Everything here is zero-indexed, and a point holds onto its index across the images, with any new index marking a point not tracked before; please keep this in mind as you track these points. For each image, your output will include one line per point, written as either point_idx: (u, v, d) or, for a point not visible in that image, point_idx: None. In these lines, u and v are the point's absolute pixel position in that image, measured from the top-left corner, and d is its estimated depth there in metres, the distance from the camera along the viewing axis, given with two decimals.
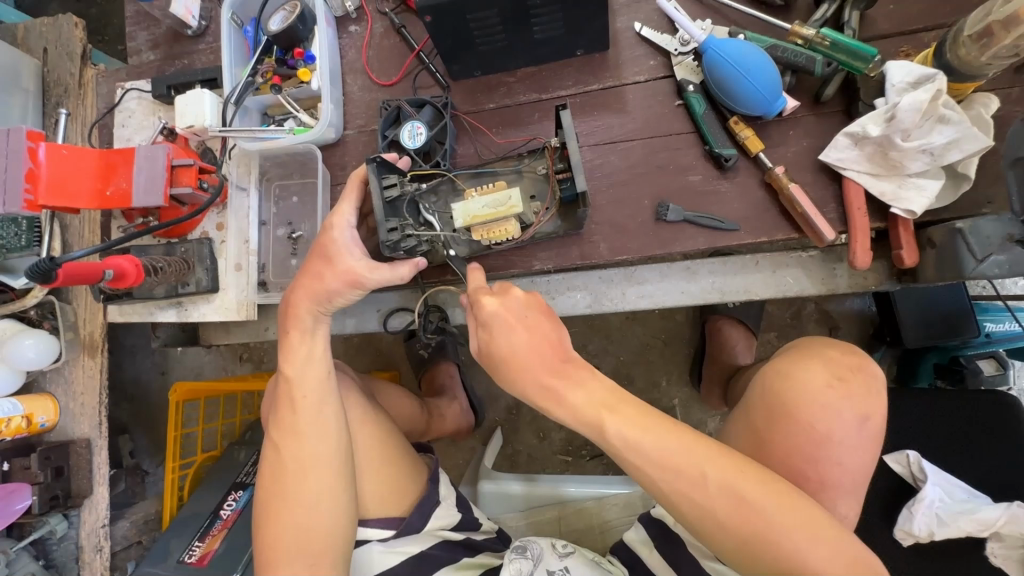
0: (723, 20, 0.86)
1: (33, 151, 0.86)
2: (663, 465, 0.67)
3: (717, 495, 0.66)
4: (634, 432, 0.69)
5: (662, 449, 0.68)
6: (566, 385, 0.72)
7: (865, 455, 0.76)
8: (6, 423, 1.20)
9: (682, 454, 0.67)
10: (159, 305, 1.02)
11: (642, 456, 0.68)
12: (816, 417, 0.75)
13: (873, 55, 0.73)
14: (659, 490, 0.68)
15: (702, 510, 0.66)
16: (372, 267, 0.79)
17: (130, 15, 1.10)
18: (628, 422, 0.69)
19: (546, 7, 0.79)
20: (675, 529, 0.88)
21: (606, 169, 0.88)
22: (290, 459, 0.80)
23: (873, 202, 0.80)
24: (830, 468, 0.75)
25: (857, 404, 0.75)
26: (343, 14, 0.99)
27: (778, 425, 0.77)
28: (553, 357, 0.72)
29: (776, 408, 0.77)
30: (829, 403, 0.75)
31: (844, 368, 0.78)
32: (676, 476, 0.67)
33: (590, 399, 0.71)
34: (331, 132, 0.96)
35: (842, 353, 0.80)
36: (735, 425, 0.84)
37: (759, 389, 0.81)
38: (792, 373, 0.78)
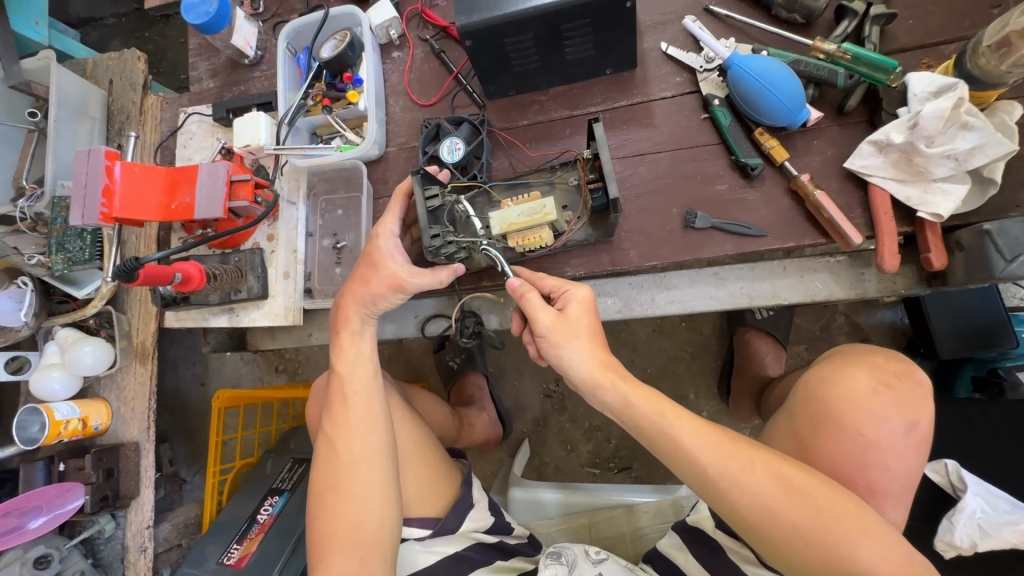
0: (746, 38, 0.90)
1: (110, 169, 0.95)
2: (706, 462, 0.69)
3: (761, 491, 0.67)
4: (679, 429, 0.71)
5: (707, 445, 0.70)
6: (613, 384, 0.75)
7: (913, 462, 0.76)
8: (65, 425, 1.27)
9: (726, 450, 0.69)
10: (212, 311, 1.09)
11: (687, 454, 0.70)
12: (863, 423, 0.76)
13: (894, 67, 0.77)
14: (704, 488, 0.69)
15: (746, 505, 0.67)
16: (415, 272, 0.84)
17: (194, 47, 1.20)
18: (673, 419, 0.72)
19: (578, 29, 0.85)
20: (714, 535, 0.87)
21: (635, 180, 0.92)
22: (343, 452, 0.84)
23: (900, 208, 0.82)
24: (877, 474, 0.75)
25: (905, 410, 0.76)
26: (387, 41, 1.07)
27: (823, 431, 0.78)
28: (598, 359, 0.76)
29: (820, 413, 0.79)
30: (876, 407, 0.76)
31: (890, 374, 0.79)
32: (721, 473, 0.68)
33: (636, 397, 0.73)
34: (374, 149, 1.03)
35: (887, 360, 0.81)
36: (777, 429, 0.85)
37: (803, 395, 0.82)
38: (837, 379, 0.79)
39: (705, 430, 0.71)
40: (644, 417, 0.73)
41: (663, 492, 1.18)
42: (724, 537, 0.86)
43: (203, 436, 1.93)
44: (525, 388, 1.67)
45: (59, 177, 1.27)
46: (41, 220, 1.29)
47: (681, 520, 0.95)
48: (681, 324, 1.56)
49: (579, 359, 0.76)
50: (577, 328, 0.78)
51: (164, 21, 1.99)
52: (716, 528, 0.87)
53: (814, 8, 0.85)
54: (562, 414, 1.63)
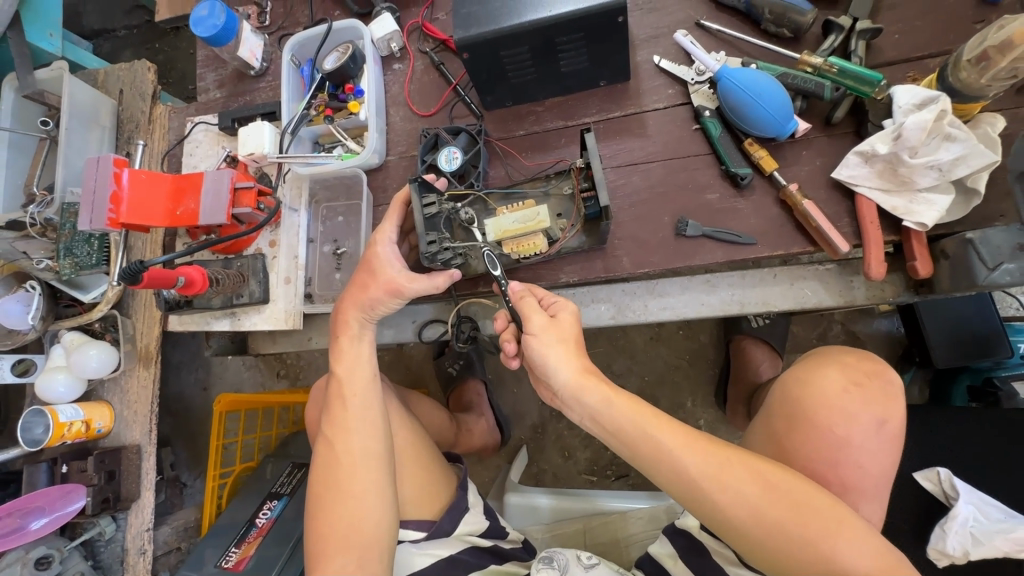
0: (737, 52, 0.93)
1: (118, 176, 0.98)
2: (687, 465, 0.70)
3: (745, 492, 0.68)
4: (659, 434, 0.72)
5: (685, 448, 0.71)
6: (594, 391, 0.76)
7: (886, 460, 0.77)
8: (68, 427, 1.28)
9: (704, 453, 0.70)
10: (215, 315, 1.11)
11: (667, 458, 0.71)
12: (835, 421, 0.76)
13: (879, 80, 0.79)
14: (684, 491, 0.70)
15: (733, 506, 0.68)
16: (411, 278, 0.86)
17: (202, 58, 1.24)
18: (653, 423, 0.73)
19: (572, 43, 0.88)
20: (700, 538, 0.88)
21: (628, 189, 0.94)
22: (340, 453, 0.85)
23: (887, 217, 0.84)
24: (850, 471, 0.76)
25: (876, 409, 0.77)
26: (388, 53, 1.10)
27: (796, 430, 0.79)
28: (578, 365, 0.78)
29: (794, 413, 0.80)
30: (849, 407, 0.77)
31: (860, 373, 0.80)
32: (701, 475, 0.69)
33: (617, 404, 0.75)
34: (375, 157, 1.06)
35: (858, 359, 0.82)
36: (755, 430, 0.87)
37: (779, 396, 0.83)
38: (810, 379, 0.80)
39: (684, 434, 0.72)
40: (625, 422, 0.74)
41: (657, 498, 1.19)
42: (709, 538, 0.87)
43: (204, 440, 1.94)
44: (523, 395, 1.68)
45: (69, 183, 1.30)
46: (51, 226, 1.31)
47: (672, 526, 0.95)
48: (678, 332, 1.57)
49: (562, 365, 0.78)
50: (566, 330, 0.81)
51: (174, 32, 2.04)
52: (701, 530, 0.88)
53: (802, 23, 0.87)
54: (560, 421, 1.64)
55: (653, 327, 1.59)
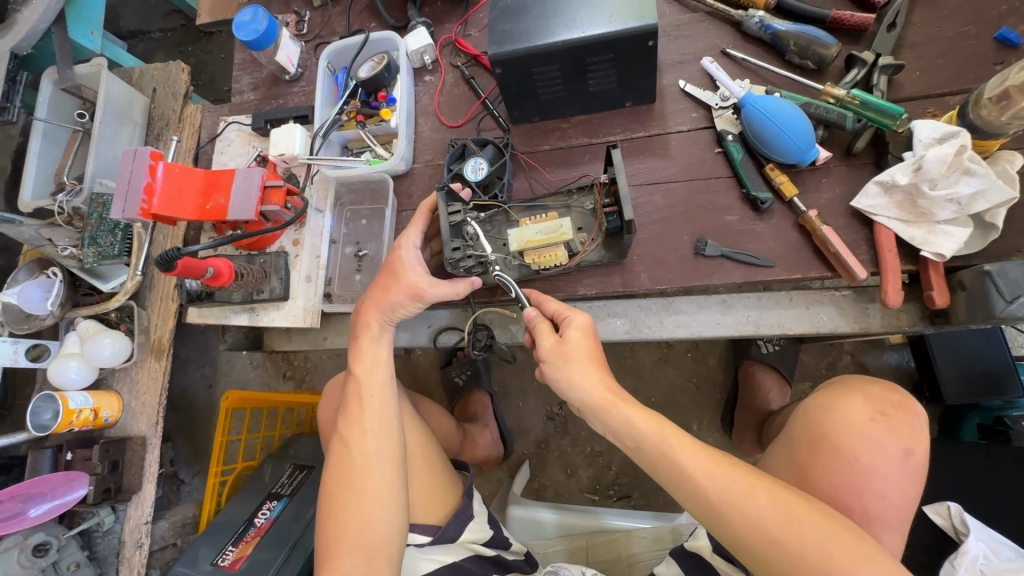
0: (760, 80, 0.96)
1: (153, 168, 1.01)
2: (707, 480, 0.69)
3: (767, 514, 0.67)
4: (684, 452, 0.72)
5: (707, 470, 0.70)
6: (619, 406, 0.76)
7: (911, 492, 0.76)
8: (77, 414, 1.28)
9: (726, 471, 0.70)
10: (234, 310, 1.13)
11: (690, 476, 0.70)
12: (859, 450, 0.76)
13: (900, 114, 0.82)
14: (707, 514, 0.70)
15: (754, 530, 0.67)
16: (433, 282, 0.88)
17: (240, 62, 1.28)
18: (678, 442, 0.73)
19: (602, 63, 0.91)
20: (712, 560, 0.87)
21: (649, 208, 0.96)
22: (357, 453, 0.86)
23: (905, 246, 0.86)
24: (873, 502, 0.75)
25: (900, 439, 0.77)
26: (421, 65, 1.14)
27: (821, 457, 0.78)
28: (604, 378, 0.78)
29: (818, 439, 0.79)
30: (872, 436, 0.77)
31: (886, 404, 0.80)
32: (722, 497, 0.69)
33: (643, 421, 0.74)
34: (402, 164, 1.08)
35: (884, 389, 0.82)
36: (776, 453, 0.87)
37: (803, 423, 0.83)
38: (835, 406, 0.80)
39: (709, 453, 0.72)
40: (648, 440, 0.74)
41: (661, 520, 1.18)
42: (722, 561, 0.86)
43: (205, 437, 1.94)
44: (529, 410, 1.68)
45: (99, 175, 1.33)
46: (78, 215, 1.35)
47: (678, 547, 0.93)
48: (687, 354, 1.57)
49: (584, 381, 0.78)
50: (576, 352, 0.80)
51: (208, 37, 2.10)
52: (714, 552, 0.87)
53: (826, 56, 0.90)
54: (564, 438, 1.64)
55: (661, 349, 1.59)
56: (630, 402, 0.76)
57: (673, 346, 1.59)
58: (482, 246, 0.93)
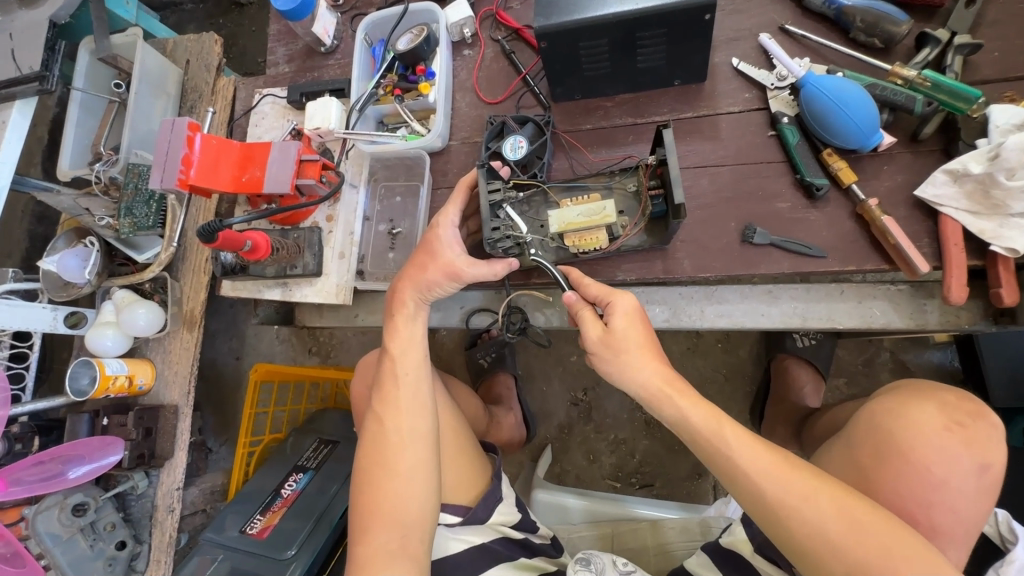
0: (821, 59, 0.90)
1: (191, 139, 1.01)
2: (758, 476, 0.68)
3: (823, 514, 0.64)
4: (736, 446, 0.70)
5: (760, 465, 0.68)
6: (676, 397, 0.74)
7: (982, 506, 0.73)
8: (113, 380, 1.31)
9: (781, 463, 0.68)
10: (267, 284, 1.13)
11: (743, 471, 0.68)
12: (931, 461, 0.73)
13: (977, 97, 0.76)
14: (762, 511, 0.67)
15: (807, 530, 0.65)
16: (470, 262, 0.86)
17: (275, 33, 1.26)
18: (733, 436, 0.70)
19: (653, 38, 0.86)
20: (752, 561, 0.83)
21: (695, 192, 0.92)
22: (393, 431, 0.85)
23: (971, 241, 0.81)
24: (943, 515, 0.72)
25: (976, 452, 0.73)
26: (459, 39, 1.11)
27: (887, 464, 0.75)
28: (659, 366, 0.76)
29: (886, 445, 0.76)
30: (944, 446, 0.73)
31: (961, 414, 0.76)
32: (779, 494, 0.66)
33: (699, 413, 0.72)
34: (438, 141, 1.06)
35: (958, 398, 0.78)
36: (832, 453, 0.84)
37: (865, 425, 0.80)
38: (904, 412, 0.77)
39: (766, 447, 0.70)
40: (700, 433, 0.72)
41: (689, 511, 1.17)
42: (764, 562, 0.82)
43: (232, 407, 1.98)
44: (553, 394, 1.67)
45: (134, 145, 1.33)
46: (114, 185, 1.36)
47: (712, 542, 0.92)
48: (717, 344, 1.54)
49: (636, 370, 0.76)
50: (625, 342, 0.77)
51: (239, 10, 2.08)
52: (755, 554, 0.83)
53: (895, 33, 0.84)
54: (588, 424, 1.63)
55: (691, 339, 1.56)
56: (688, 393, 0.74)
57: (703, 336, 1.55)
58: (520, 226, 0.91)
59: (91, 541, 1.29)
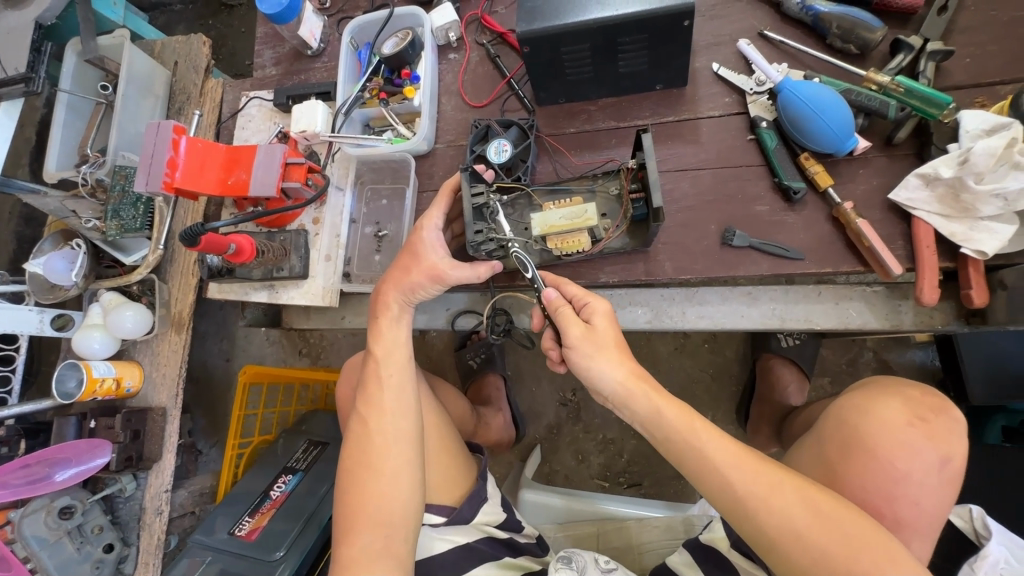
0: (799, 65, 0.92)
1: (176, 142, 1.01)
2: (729, 472, 0.69)
3: (792, 509, 0.66)
4: (707, 442, 0.71)
5: (731, 460, 0.69)
6: (648, 394, 0.75)
7: (944, 499, 0.75)
8: (100, 382, 1.30)
9: (751, 460, 0.69)
10: (254, 287, 1.13)
11: (714, 468, 0.69)
12: (896, 455, 0.75)
13: (947, 103, 0.78)
14: (732, 507, 0.68)
15: (777, 525, 0.66)
16: (454, 264, 0.87)
17: (262, 35, 1.26)
18: (704, 433, 0.71)
19: (634, 44, 0.88)
20: (727, 556, 0.86)
21: (676, 194, 0.94)
22: (375, 432, 0.86)
23: (943, 243, 0.83)
24: (907, 508, 0.74)
25: (938, 446, 0.75)
26: (445, 42, 1.12)
27: (854, 458, 0.76)
28: (631, 364, 0.78)
29: (853, 440, 0.77)
30: (909, 441, 0.75)
31: (925, 408, 0.78)
32: (750, 491, 0.67)
33: (671, 410, 0.74)
34: (424, 144, 1.07)
35: (922, 393, 0.80)
36: (804, 449, 0.85)
37: (833, 422, 0.81)
38: (870, 407, 0.78)
39: (735, 444, 0.71)
40: (674, 429, 0.73)
41: (673, 510, 1.18)
42: (740, 557, 0.84)
43: (222, 409, 1.97)
44: (541, 394, 1.68)
45: (122, 148, 1.34)
46: (101, 187, 1.36)
47: (694, 539, 0.93)
48: (704, 345, 1.55)
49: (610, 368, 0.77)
50: (601, 338, 0.79)
51: (228, 11, 2.08)
52: (731, 549, 0.85)
53: (870, 40, 0.86)
54: (576, 424, 1.64)
55: (678, 339, 1.57)
56: (660, 391, 0.75)
57: (690, 336, 1.57)
58: (501, 227, 0.90)
59: (78, 543, 1.28)
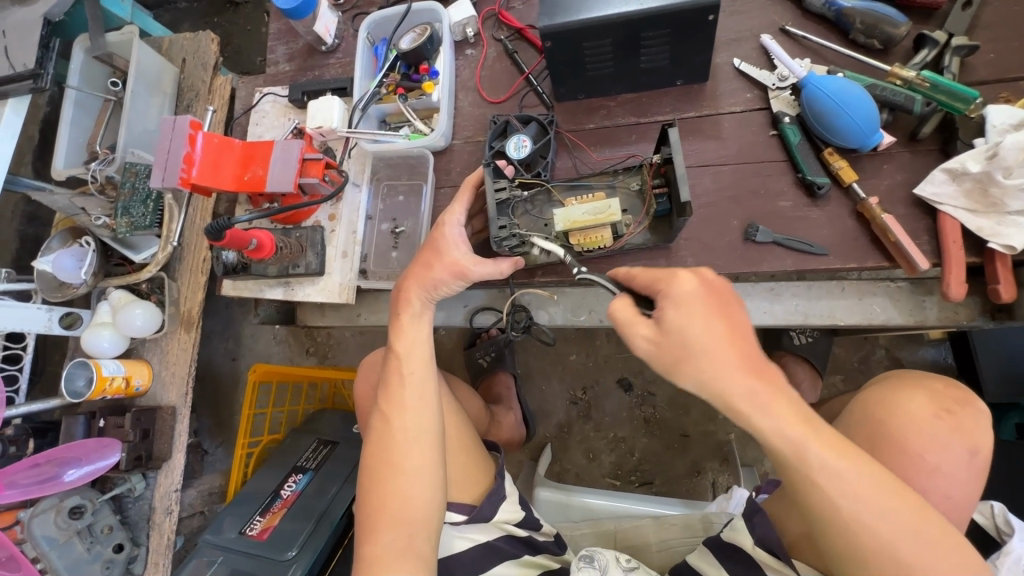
0: (821, 60, 0.92)
1: (192, 137, 1.00)
2: (816, 456, 0.62)
3: (880, 506, 0.61)
4: (821, 458, 0.62)
5: (821, 445, 0.62)
6: (760, 398, 0.64)
7: (973, 490, 0.75)
8: (110, 381, 1.29)
9: (866, 476, 0.62)
10: (269, 284, 1.12)
11: (821, 485, 0.62)
12: (925, 448, 0.74)
13: (975, 97, 0.78)
14: (830, 525, 0.63)
15: (852, 516, 0.62)
16: (477, 260, 0.86)
17: (275, 31, 1.26)
18: (819, 447, 0.63)
19: (657, 38, 0.87)
20: (754, 555, 0.84)
21: (698, 190, 0.93)
22: (397, 429, 0.85)
23: (969, 238, 0.83)
24: (937, 499, 0.73)
25: (965, 438, 0.75)
26: (462, 38, 1.11)
27: (884, 453, 0.76)
28: (746, 357, 0.65)
29: (881, 435, 0.77)
30: (937, 433, 0.75)
31: (950, 401, 0.78)
32: (856, 511, 0.61)
33: (785, 417, 0.63)
34: (442, 140, 1.06)
35: (945, 386, 0.80)
36: None
37: (858, 416, 0.81)
38: (896, 401, 0.78)
39: (849, 456, 0.63)
40: (769, 406, 0.63)
41: (690, 508, 1.18)
42: (765, 555, 0.83)
43: (229, 408, 1.96)
44: (552, 393, 1.67)
45: (131, 145, 1.33)
46: (110, 184, 1.34)
47: (714, 537, 0.91)
48: None
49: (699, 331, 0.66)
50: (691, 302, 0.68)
51: (233, 8, 2.07)
52: (756, 547, 0.84)
53: (894, 35, 0.86)
54: (587, 423, 1.63)
55: None
56: (772, 390, 0.64)
57: None
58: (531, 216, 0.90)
59: (88, 544, 1.27)
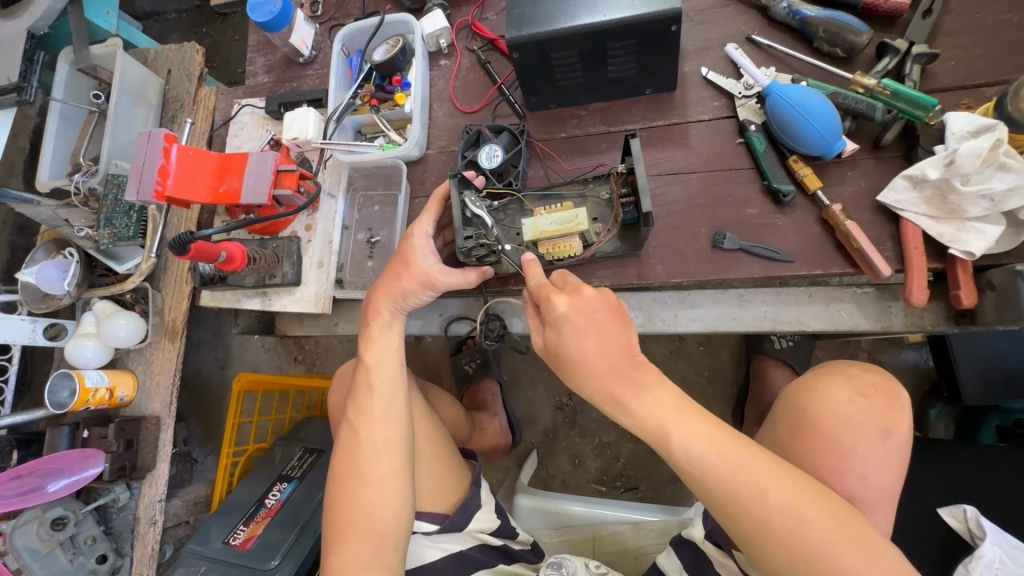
0: (787, 69, 0.93)
1: (167, 150, 1.01)
2: (708, 461, 0.67)
3: (769, 504, 0.64)
4: (689, 446, 0.68)
5: (707, 450, 0.67)
6: (630, 398, 0.70)
7: (892, 472, 0.74)
8: (93, 392, 1.28)
9: (732, 461, 0.66)
10: (246, 294, 1.13)
11: (691, 471, 0.68)
12: (839, 430, 0.75)
13: (933, 105, 0.78)
14: (714, 507, 0.67)
15: (749, 516, 0.64)
16: (445, 271, 0.87)
17: (254, 43, 1.27)
18: (685, 437, 0.68)
19: (623, 49, 0.88)
20: (703, 547, 0.85)
21: (667, 198, 0.94)
22: (365, 440, 0.86)
23: (932, 244, 0.83)
24: (852, 481, 0.73)
25: (880, 419, 0.75)
26: (436, 49, 1.12)
27: (802, 439, 0.77)
28: (620, 358, 0.72)
29: (800, 422, 0.78)
30: (853, 416, 0.75)
31: (866, 384, 0.78)
32: (728, 489, 0.65)
33: (656, 410, 0.70)
34: (415, 150, 1.07)
35: (865, 370, 0.80)
36: (762, 438, 0.86)
37: (784, 406, 0.82)
38: (816, 389, 0.79)
39: (717, 446, 0.67)
40: (654, 424, 0.70)
41: (670, 512, 1.16)
42: (713, 548, 0.83)
43: (218, 417, 1.96)
44: (537, 399, 1.67)
45: (114, 156, 1.33)
46: (94, 196, 1.34)
47: (679, 536, 0.91)
48: (698, 347, 1.56)
49: (587, 349, 0.72)
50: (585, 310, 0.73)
51: (222, 18, 2.09)
52: (705, 540, 0.84)
53: (856, 43, 0.87)
54: (572, 429, 1.64)
55: (673, 342, 1.58)
56: (645, 387, 0.71)
57: (685, 339, 1.57)
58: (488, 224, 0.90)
59: (71, 555, 1.27)
